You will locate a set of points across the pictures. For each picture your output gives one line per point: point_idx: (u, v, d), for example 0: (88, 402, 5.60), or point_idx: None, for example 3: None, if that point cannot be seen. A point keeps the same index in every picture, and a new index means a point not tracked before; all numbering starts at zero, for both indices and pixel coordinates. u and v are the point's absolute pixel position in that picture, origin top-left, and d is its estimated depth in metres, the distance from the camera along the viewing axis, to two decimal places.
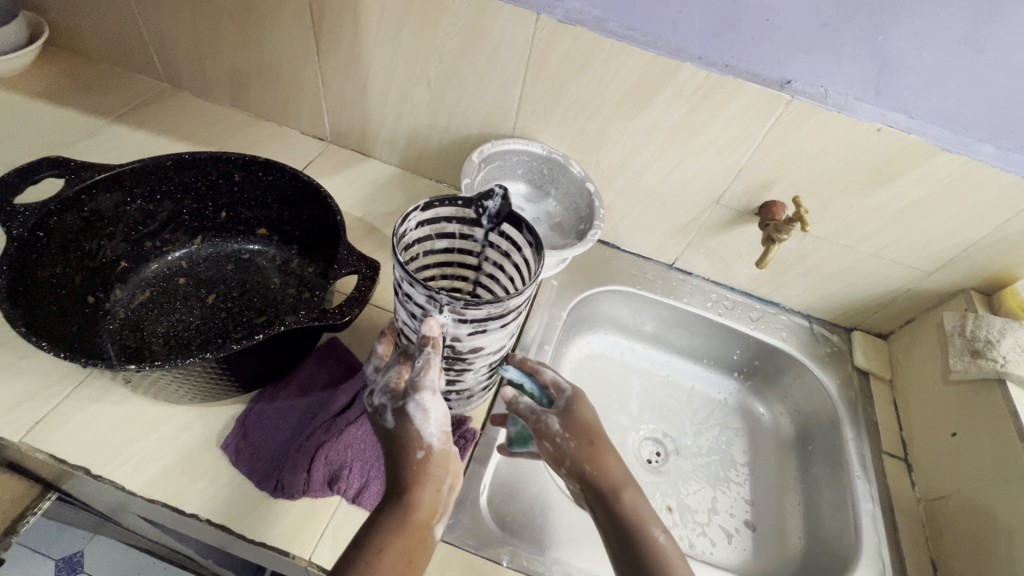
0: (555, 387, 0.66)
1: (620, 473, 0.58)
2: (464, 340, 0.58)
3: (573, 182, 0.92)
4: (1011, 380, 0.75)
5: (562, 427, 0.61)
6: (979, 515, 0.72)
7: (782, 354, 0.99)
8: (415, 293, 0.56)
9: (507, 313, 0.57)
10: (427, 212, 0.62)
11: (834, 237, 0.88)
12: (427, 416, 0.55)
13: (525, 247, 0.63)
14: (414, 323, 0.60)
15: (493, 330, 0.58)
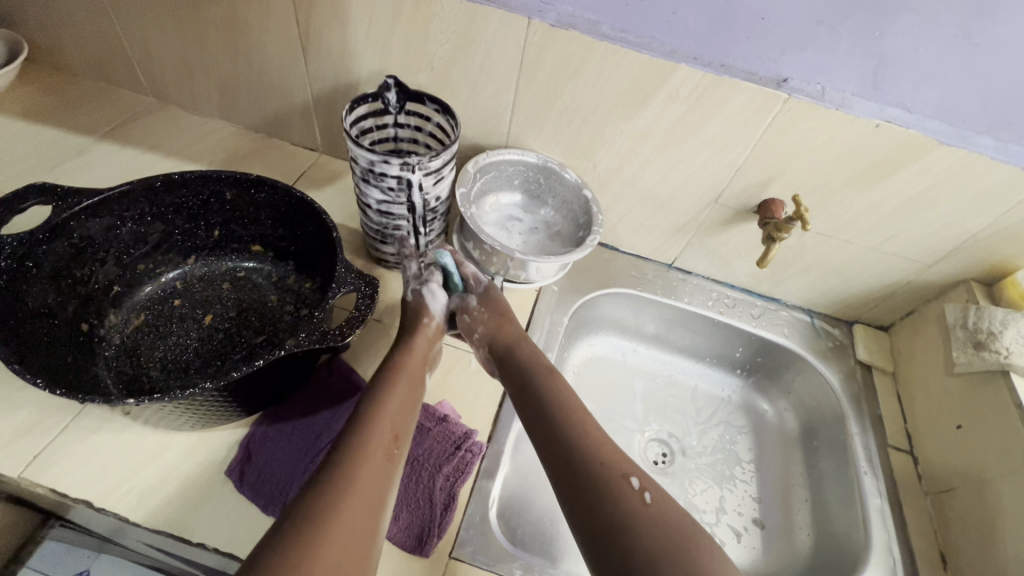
0: (475, 279, 0.82)
1: (517, 330, 0.77)
2: (435, 192, 0.77)
3: (570, 188, 0.91)
4: (1016, 371, 0.75)
5: (477, 303, 0.80)
6: (986, 508, 0.73)
7: (785, 350, 0.98)
8: (389, 168, 0.71)
9: (454, 158, 0.76)
10: (350, 115, 0.76)
11: (833, 232, 0.88)
12: (436, 297, 0.80)
13: (433, 116, 0.80)
14: (388, 197, 0.76)
15: (449, 173, 0.78)
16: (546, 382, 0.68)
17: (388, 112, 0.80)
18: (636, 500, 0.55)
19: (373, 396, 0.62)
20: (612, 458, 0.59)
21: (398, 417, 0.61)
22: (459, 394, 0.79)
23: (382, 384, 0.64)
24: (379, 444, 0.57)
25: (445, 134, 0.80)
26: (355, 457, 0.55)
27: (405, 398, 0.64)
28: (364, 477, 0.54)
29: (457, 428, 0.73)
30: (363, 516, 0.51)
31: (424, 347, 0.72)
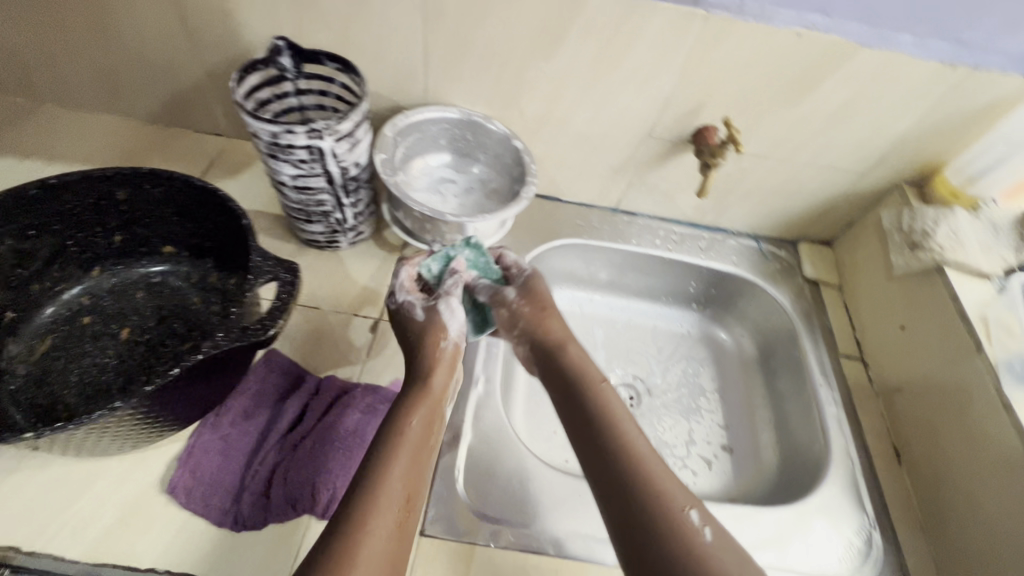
0: (516, 267, 0.76)
1: (566, 338, 0.69)
2: (352, 158, 0.72)
3: (500, 141, 0.87)
4: (949, 266, 0.77)
5: (517, 295, 0.71)
6: (931, 400, 0.75)
7: (736, 278, 0.99)
8: (295, 140, 0.65)
9: (365, 118, 0.70)
10: (241, 86, 0.69)
11: (769, 153, 0.87)
12: (455, 315, 0.69)
13: (337, 76, 0.74)
14: (301, 171, 0.70)
15: (364, 135, 0.72)
16: (601, 399, 0.62)
17: (286, 76, 0.73)
18: (698, 542, 0.51)
19: (380, 447, 0.56)
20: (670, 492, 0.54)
21: (411, 467, 0.56)
22: None
23: (393, 430, 0.58)
24: (390, 503, 0.53)
25: (351, 93, 0.74)
26: (361, 524, 0.50)
27: (414, 448, 0.58)
28: (373, 544, 0.50)
29: None
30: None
31: (441, 380, 0.65)
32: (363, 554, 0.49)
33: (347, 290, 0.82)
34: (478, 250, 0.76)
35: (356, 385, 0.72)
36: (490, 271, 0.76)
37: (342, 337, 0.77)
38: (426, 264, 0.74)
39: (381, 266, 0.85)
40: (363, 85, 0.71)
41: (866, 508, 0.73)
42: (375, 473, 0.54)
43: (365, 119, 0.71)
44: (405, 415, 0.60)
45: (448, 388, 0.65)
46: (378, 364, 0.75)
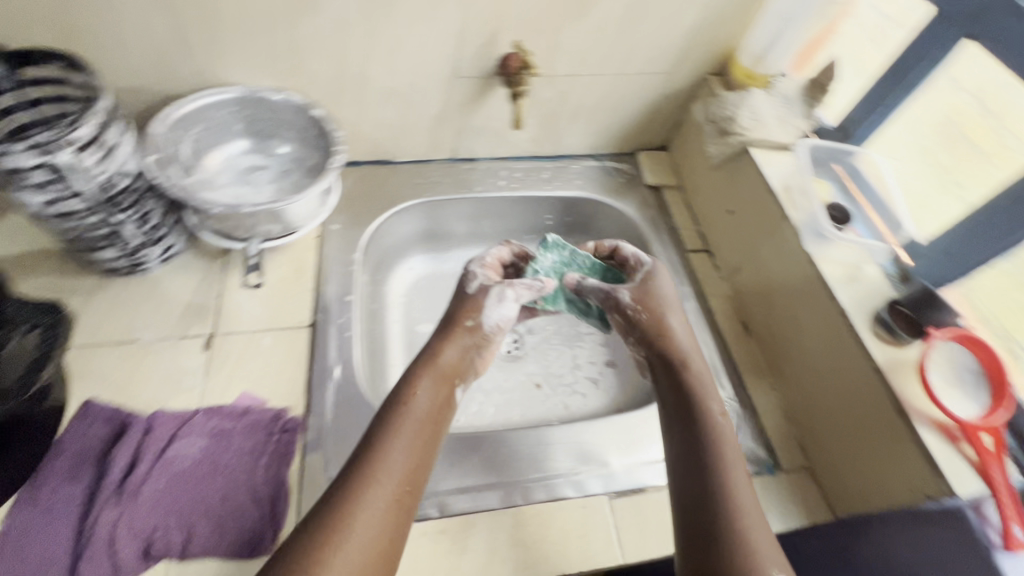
0: (635, 262, 0.73)
1: (677, 331, 0.66)
2: (111, 169, 0.62)
3: (299, 113, 0.79)
4: (752, 145, 0.82)
5: (632, 299, 0.67)
6: (761, 271, 0.81)
7: (584, 201, 1.00)
8: (20, 162, 0.55)
9: (111, 120, 0.61)
10: None
11: (579, 70, 0.86)
12: (503, 304, 0.68)
13: (67, 78, 0.64)
14: (48, 197, 0.59)
15: (120, 141, 0.63)
16: (711, 399, 0.59)
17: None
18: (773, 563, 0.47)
19: (379, 426, 0.56)
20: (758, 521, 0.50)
21: (416, 450, 0.55)
22: (257, 378, 0.70)
23: (398, 407, 0.58)
24: (390, 478, 0.52)
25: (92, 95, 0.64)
26: (356, 495, 0.49)
27: (420, 424, 0.57)
28: (369, 515, 0.48)
29: (265, 412, 0.67)
30: (360, 551, 0.46)
31: (449, 359, 0.64)
32: (357, 522, 0.47)
33: (169, 312, 0.74)
34: (562, 250, 0.77)
35: (196, 410, 0.66)
36: (577, 262, 0.76)
37: (172, 364, 0.70)
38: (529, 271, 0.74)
39: (205, 277, 0.78)
40: (99, 85, 0.61)
41: (723, 383, 0.79)
42: (376, 448, 0.53)
43: (115, 122, 0.63)
44: (406, 401, 0.58)
45: (459, 369, 0.64)
46: (219, 381, 0.69)
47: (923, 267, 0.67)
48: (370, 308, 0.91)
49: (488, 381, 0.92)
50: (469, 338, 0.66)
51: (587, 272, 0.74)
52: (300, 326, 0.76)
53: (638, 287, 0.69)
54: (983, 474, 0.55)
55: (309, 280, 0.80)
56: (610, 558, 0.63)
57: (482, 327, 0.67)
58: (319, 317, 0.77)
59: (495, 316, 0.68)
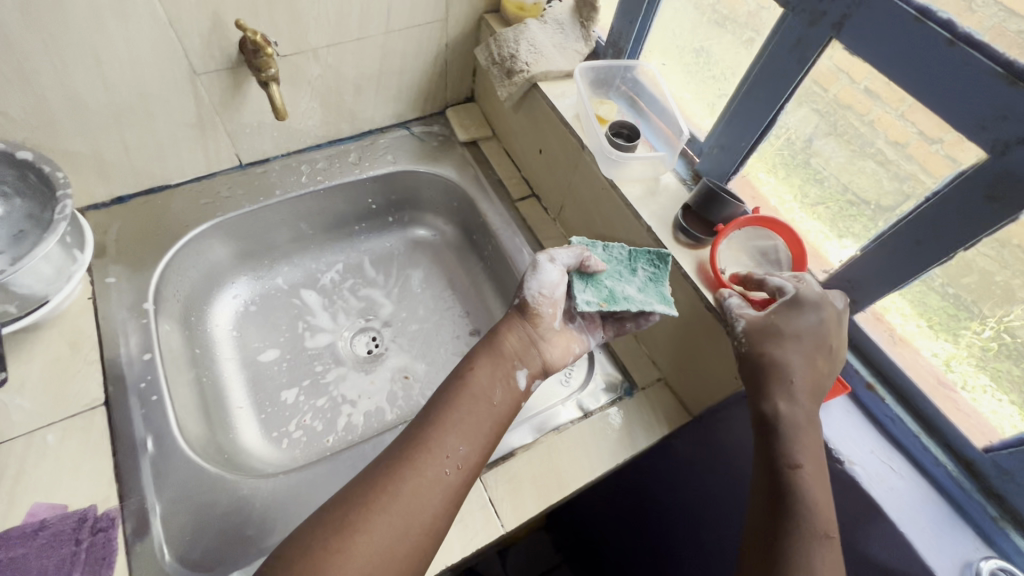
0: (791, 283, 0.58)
1: (784, 353, 0.54)
2: None
3: (5, 161, 0.65)
4: (540, 80, 0.79)
5: (749, 329, 0.56)
6: (580, 206, 0.81)
7: (401, 175, 0.94)
8: None
9: None
10: None
11: (341, 37, 0.77)
12: (546, 271, 0.63)
13: None
14: None
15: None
16: (801, 443, 0.52)
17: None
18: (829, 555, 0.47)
19: (453, 386, 0.59)
20: (817, 516, 0.48)
21: (469, 439, 0.55)
22: (49, 484, 0.59)
23: (466, 372, 0.60)
24: (440, 468, 0.53)
25: None
26: (403, 476, 0.51)
27: (478, 401, 0.58)
28: (416, 495, 0.51)
29: (66, 518, 0.57)
30: (400, 527, 0.49)
31: (510, 348, 0.62)
32: (399, 500, 0.50)
33: None
34: (599, 247, 0.68)
35: None
36: (618, 256, 0.67)
37: None
38: (579, 299, 0.62)
39: None
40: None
41: None
42: (428, 435, 0.54)
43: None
44: (498, 350, 0.62)
45: (521, 355, 0.63)
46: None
47: (709, 165, 0.70)
48: (191, 356, 0.80)
49: (351, 390, 0.86)
50: (526, 327, 0.64)
51: (613, 261, 0.66)
52: (92, 406, 0.65)
53: (784, 301, 0.56)
54: None
55: (92, 351, 0.68)
56: (492, 532, 0.62)
57: (525, 300, 0.64)
58: (114, 389, 0.66)
59: (533, 283, 0.63)
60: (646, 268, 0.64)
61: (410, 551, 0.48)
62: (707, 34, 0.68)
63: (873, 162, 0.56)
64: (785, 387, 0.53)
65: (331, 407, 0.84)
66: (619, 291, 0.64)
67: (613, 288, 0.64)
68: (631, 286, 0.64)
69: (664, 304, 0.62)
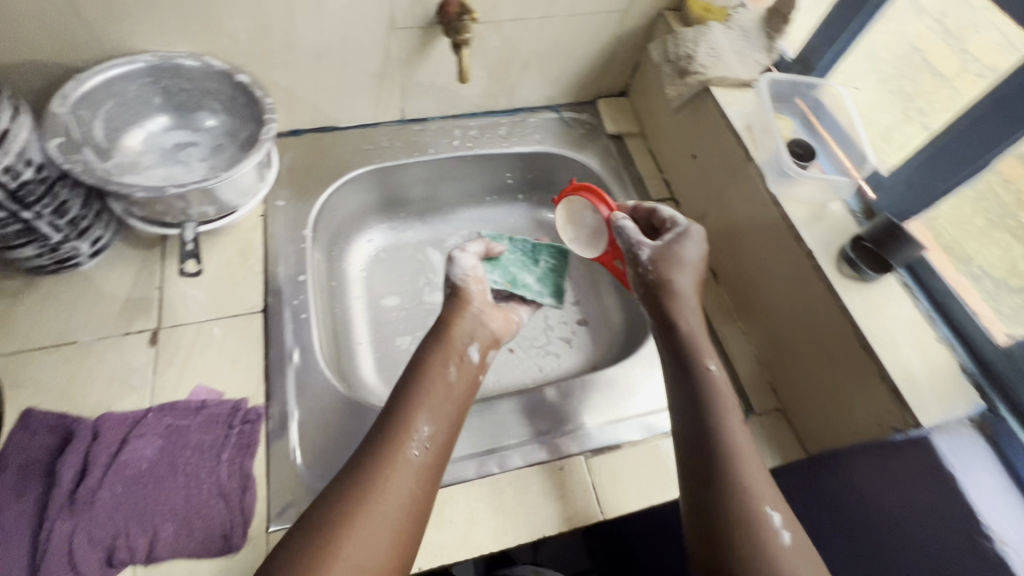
0: (673, 222, 0.69)
1: (691, 328, 0.62)
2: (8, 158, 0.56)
3: (224, 81, 0.73)
4: (713, 84, 0.78)
5: (653, 257, 0.66)
6: (727, 218, 0.79)
7: (545, 156, 0.96)
8: None
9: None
10: None
11: (526, 13, 0.80)
12: (461, 260, 0.72)
13: None
14: None
15: (13, 126, 0.57)
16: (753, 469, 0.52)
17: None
18: (771, 532, 0.47)
19: (405, 392, 0.59)
20: (757, 500, 0.49)
21: (435, 420, 0.57)
22: (210, 369, 0.67)
23: (418, 373, 0.61)
24: (410, 459, 0.54)
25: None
26: (378, 477, 0.51)
27: (439, 386, 0.60)
28: (394, 490, 0.51)
29: (224, 404, 0.64)
30: (386, 522, 0.49)
31: (455, 343, 0.65)
32: (383, 495, 0.50)
33: (107, 309, 0.69)
34: (503, 238, 0.81)
35: (147, 409, 0.62)
36: (513, 246, 0.81)
37: (117, 363, 0.66)
38: (489, 279, 0.76)
39: (142, 268, 0.72)
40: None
41: None
42: (395, 430, 0.55)
43: (9, 108, 0.57)
44: (443, 347, 0.64)
45: (472, 334, 0.67)
46: (170, 377, 0.65)
47: (887, 201, 0.66)
48: (328, 288, 0.87)
49: None
50: (471, 308, 0.68)
51: (519, 253, 0.81)
52: (252, 311, 0.72)
53: (677, 231, 0.68)
54: None
55: (258, 263, 0.75)
56: (589, 515, 0.63)
57: (454, 280, 0.71)
58: (271, 300, 0.73)
59: (456, 269, 0.71)
60: (547, 260, 0.81)
61: (400, 542, 0.49)
62: (900, 87, 0.70)
63: (1011, 235, 0.61)
64: (702, 378, 0.58)
65: None
66: (521, 279, 0.78)
67: (517, 274, 0.79)
68: (530, 275, 0.80)
69: (552, 298, 0.78)
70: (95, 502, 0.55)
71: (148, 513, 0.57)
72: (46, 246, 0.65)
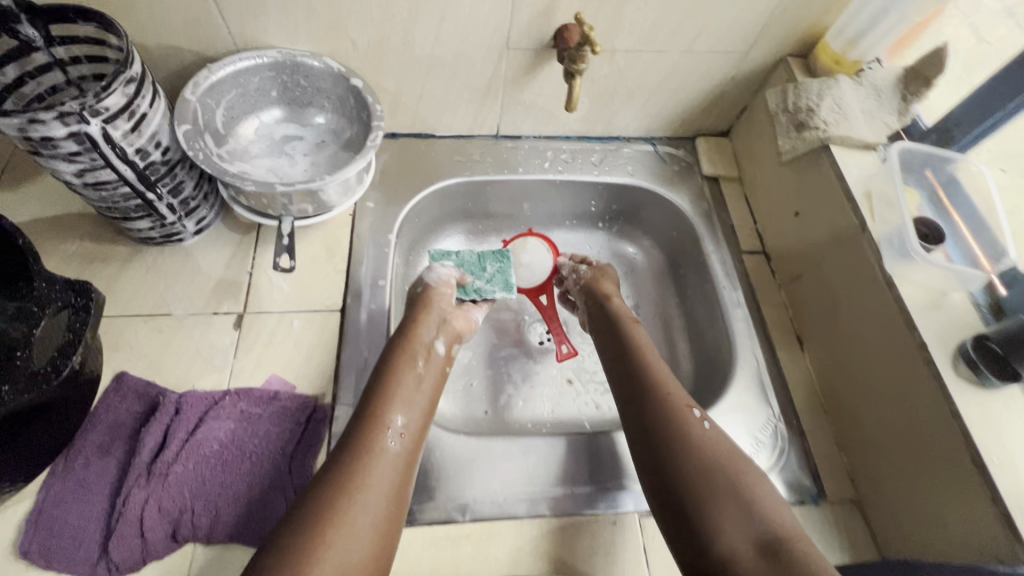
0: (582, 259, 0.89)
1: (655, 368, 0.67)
2: (142, 140, 0.60)
3: (339, 82, 0.74)
4: (834, 142, 0.73)
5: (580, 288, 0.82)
6: (825, 286, 0.74)
7: (634, 189, 0.93)
8: (48, 130, 0.52)
9: (142, 85, 0.58)
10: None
11: (642, 45, 0.77)
12: (434, 272, 0.79)
13: (103, 37, 0.60)
14: (81, 168, 0.57)
15: (150, 112, 0.60)
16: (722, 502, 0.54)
17: (36, 47, 0.59)
18: (709, 441, 0.58)
19: (380, 385, 0.64)
20: (689, 428, 0.60)
21: (409, 409, 0.63)
22: (286, 361, 0.69)
23: (393, 369, 0.65)
24: (388, 449, 0.58)
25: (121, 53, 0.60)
26: (358, 468, 0.55)
27: (412, 379, 0.65)
28: (377, 478, 0.55)
29: (294, 398, 0.65)
30: (375, 507, 0.53)
31: (426, 340, 0.71)
32: (370, 480, 0.55)
33: (200, 287, 0.72)
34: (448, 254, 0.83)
35: (225, 391, 0.65)
36: (462, 257, 0.83)
37: (203, 342, 0.69)
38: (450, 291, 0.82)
39: (236, 252, 0.75)
40: (129, 48, 0.56)
41: (770, 400, 0.73)
42: (370, 423, 0.60)
43: (150, 94, 0.60)
44: (411, 346, 0.69)
45: (438, 329, 0.73)
46: (249, 363, 0.68)
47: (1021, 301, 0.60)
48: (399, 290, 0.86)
49: (518, 373, 0.88)
50: (440, 311, 0.74)
51: (467, 262, 0.83)
52: (330, 309, 0.73)
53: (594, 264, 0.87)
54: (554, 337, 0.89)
55: (342, 261, 0.77)
56: None
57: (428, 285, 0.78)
58: (349, 301, 0.74)
59: (432, 275, 0.79)
60: (493, 263, 0.83)
61: (387, 524, 0.54)
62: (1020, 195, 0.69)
63: None
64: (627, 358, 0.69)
65: (497, 380, 0.87)
66: (472, 285, 0.82)
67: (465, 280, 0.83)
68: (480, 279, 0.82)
69: (505, 289, 0.82)
70: (169, 477, 0.58)
71: (214, 495, 0.59)
72: (157, 220, 0.69)
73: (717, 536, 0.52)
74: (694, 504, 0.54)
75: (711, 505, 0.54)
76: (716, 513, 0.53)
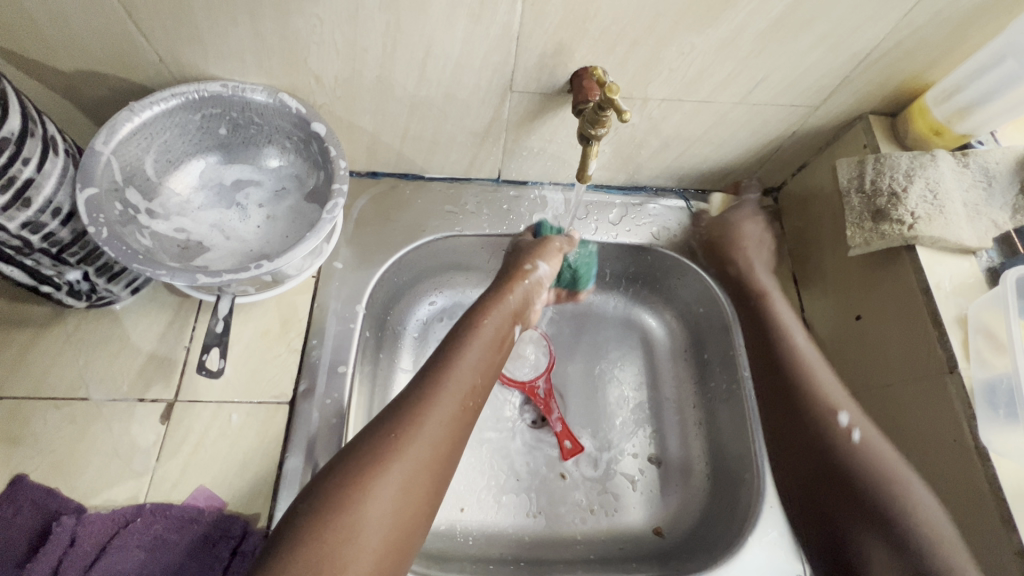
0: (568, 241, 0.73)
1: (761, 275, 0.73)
2: (36, 213, 0.49)
3: (299, 124, 0.60)
4: (922, 243, 0.56)
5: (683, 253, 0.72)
6: (886, 420, 0.59)
7: (660, 255, 0.77)
8: None
9: (25, 146, 0.47)
10: None
11: (682, 95, 0.61)
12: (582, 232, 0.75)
13: None
14: None
15: (39, 177, 0.49)
16: (823, 385, 0.63)
17: None
18: (854, 449, 0.57)
19: (459, 335, 0.57)
20: (784, 336, 0.67)
21: (477, 363, 0.54)
22: (219, 467, 0.57)
23: (474, 321, 0.59)
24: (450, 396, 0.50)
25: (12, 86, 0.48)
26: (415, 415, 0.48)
27: (489, 343, 0.57)
28: (430, 428, 0.47)
29: (219, 526, 0.54)
30: (417, 469, 0.45)
31: (515, 300, 0.63)
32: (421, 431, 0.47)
33: (127, 364, 0.61)
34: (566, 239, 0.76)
35: (139, 509, 0.55)
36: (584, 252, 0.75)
37: (121, 438, 0.58)
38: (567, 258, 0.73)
39: (174, 320, 0.64)
40: (7, 102, 0.46)
41: None
42: (438, 372, 0.52)
43: (39, 155, 0.49)
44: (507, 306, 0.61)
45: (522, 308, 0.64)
46: (172, 469, 0.57)
47: None
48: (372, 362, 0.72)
49: (501, 462, 0.75)
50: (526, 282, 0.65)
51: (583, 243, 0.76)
52: (277, 402, 0.61)
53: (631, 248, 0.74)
54: (553, 429, 0.77)
55: (297, 339, 0.65)
56: None
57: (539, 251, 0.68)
58: (301, 391, 0.62)
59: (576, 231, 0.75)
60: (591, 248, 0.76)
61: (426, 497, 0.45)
62: None
63: None
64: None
65: (479, 471, 0.74)
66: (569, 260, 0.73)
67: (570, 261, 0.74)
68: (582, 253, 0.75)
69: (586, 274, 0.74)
70: None
71: None
72: (84, 294, 0.57)
73: (846, 464, 0.57)
74: (858, 480, 0.55)
75: (907, 539, 0.51)
76: (901, 534, 0.51)
